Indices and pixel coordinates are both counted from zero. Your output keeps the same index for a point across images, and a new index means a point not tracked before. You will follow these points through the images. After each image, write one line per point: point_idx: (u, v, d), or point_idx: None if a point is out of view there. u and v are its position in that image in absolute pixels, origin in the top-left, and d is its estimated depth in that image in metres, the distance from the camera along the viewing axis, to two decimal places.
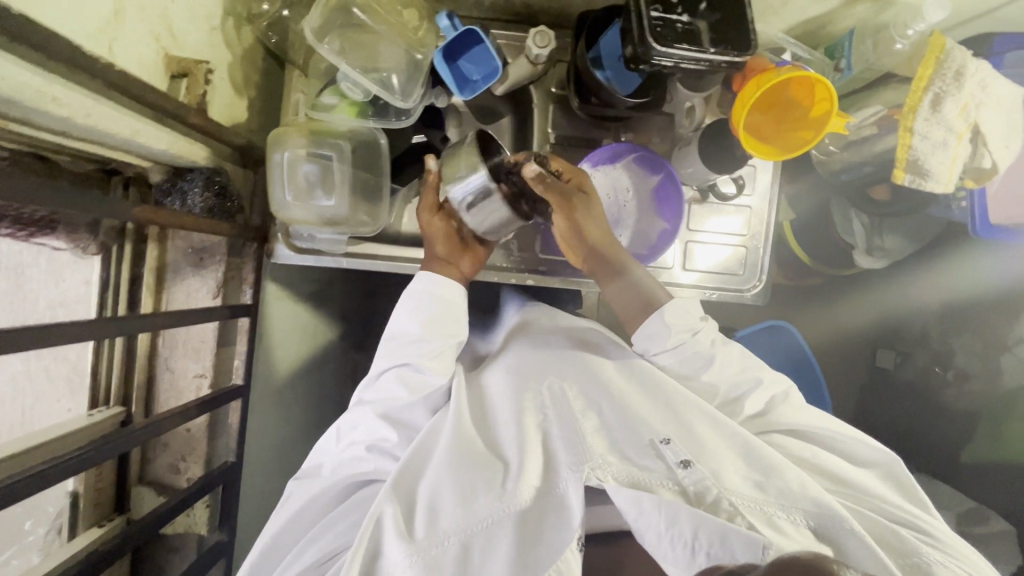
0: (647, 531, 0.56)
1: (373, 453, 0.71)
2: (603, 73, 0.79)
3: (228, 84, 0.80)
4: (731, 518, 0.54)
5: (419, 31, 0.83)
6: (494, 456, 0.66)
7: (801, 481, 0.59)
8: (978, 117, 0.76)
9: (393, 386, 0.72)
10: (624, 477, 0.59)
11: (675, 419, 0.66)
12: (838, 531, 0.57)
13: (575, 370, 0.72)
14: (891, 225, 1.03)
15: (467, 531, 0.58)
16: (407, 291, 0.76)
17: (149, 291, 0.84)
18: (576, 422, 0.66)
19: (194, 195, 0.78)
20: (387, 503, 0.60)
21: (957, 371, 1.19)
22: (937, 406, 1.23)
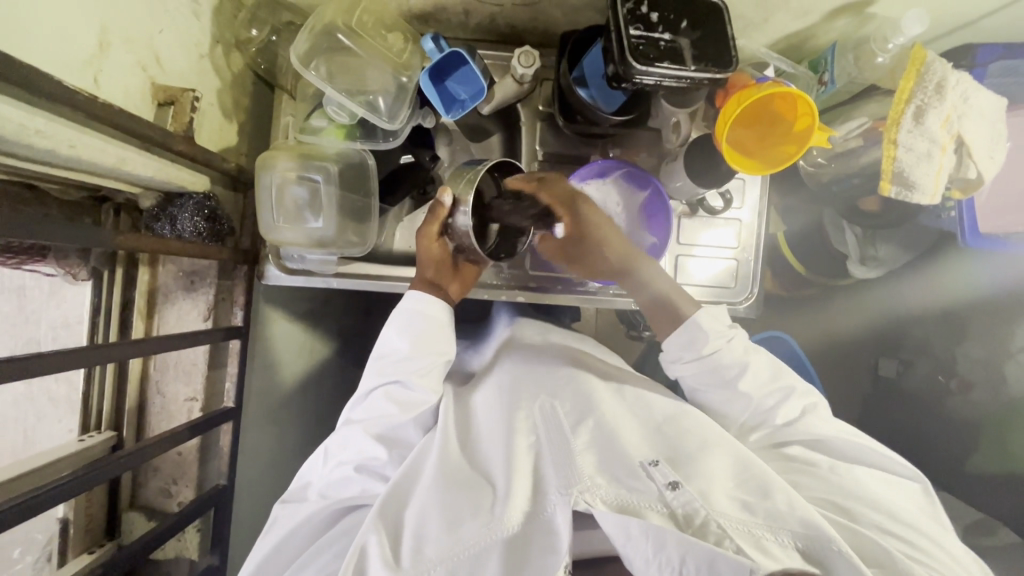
0: (635, 557, 0.54)
1: (361, 473, 0.71)
2: (586, 90, 0.80)
3: (217, 110, 0.81)
4: (719, 541, 0.53)
5: (404, 54, 0.84)
6: (484, 483, 0.65)
7: (789, 501, 0.57)
8: (961, 127, 0.75)
9: (382, 402, 0.74)
10: (613, 500, 0.56)
11: (665, 443, 0.66)
12: (824, 549, 0.53)
13: (566, 393, 0.73)
14: (884, 235, 1.02)
15: (454, 561, 0.56)
16: (397, 309, 0.77)
17: (141, 314, 0.85)
18: (566, 443, 0.65)
19: (184, 220, 0.78)
20: (373, 534, 0.59)
21: (960, 379, 1.17)
22: (940, 416, 1.21)
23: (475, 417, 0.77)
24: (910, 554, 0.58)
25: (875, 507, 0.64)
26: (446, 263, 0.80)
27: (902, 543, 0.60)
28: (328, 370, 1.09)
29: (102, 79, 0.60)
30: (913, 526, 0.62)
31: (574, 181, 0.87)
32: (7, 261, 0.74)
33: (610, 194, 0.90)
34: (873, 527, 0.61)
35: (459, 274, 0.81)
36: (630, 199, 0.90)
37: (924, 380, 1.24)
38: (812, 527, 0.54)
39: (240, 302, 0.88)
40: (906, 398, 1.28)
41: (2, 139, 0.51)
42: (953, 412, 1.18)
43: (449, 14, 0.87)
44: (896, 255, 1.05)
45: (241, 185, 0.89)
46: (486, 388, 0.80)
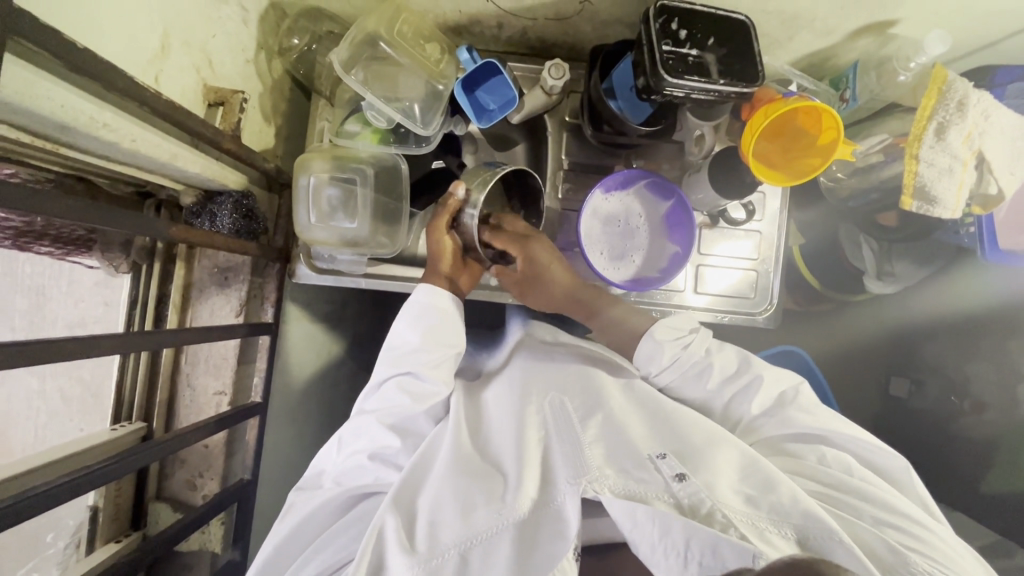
0: (642, 542, 0.55)
1: (375, 462, 0.72)
2: (616, 102, 0.83)
3: (258, 112, 0.84)
4: (725, 529, 0.53)
5: (440, 63, 0.87)
6: (495, 473, 0.66)
7: (792, 494, 0.57)
8: (982, 144, 0.77)
9: (395, 395, 0.74)
10: (621, 488, 0.57)
11: (674, 437, 0.67)
12: (825, 543, 0.53)
13: (577, 390, 0.75)
14: (900, 251, 1.03)
15: (466, 543, 0.57)
16: (408, 301, 0.78)
17: (175, 308, 0.87)
18: (576, 436, 0.66)
19: (224, 217, 0.80)
20: (389, 515, 0.61)
21: (974, 401, 1.17)
22: (954, 436, 1.21)
23: (487, 412, 0.78)
24: (901, 542, 0.58)
25: (870, 501, 0.63)
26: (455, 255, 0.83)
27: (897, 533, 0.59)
28: None
29: (161, 79, 0.63)
30: (907, 514, 0.62)
31: (601, 190, 0.88)
32: (55, 252, 0.78)
33: (634, 203, 0.92)
34: (869, 519, 0.61)
35: (467, 266, 0.84)
36: (653, 209, 0.93)
37: (938, 400, 1.24)
38: (813, 519, 0.54)
39: (272, 299, 0.91)
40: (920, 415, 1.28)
41: (71, 129, 0.54)
42: (967, 433, 1.18)
43: (483, 28, 0.90)
44: (911, 272, 1.04)
45: (276, 186, 0.92)
46: (498, 385, 0.81)
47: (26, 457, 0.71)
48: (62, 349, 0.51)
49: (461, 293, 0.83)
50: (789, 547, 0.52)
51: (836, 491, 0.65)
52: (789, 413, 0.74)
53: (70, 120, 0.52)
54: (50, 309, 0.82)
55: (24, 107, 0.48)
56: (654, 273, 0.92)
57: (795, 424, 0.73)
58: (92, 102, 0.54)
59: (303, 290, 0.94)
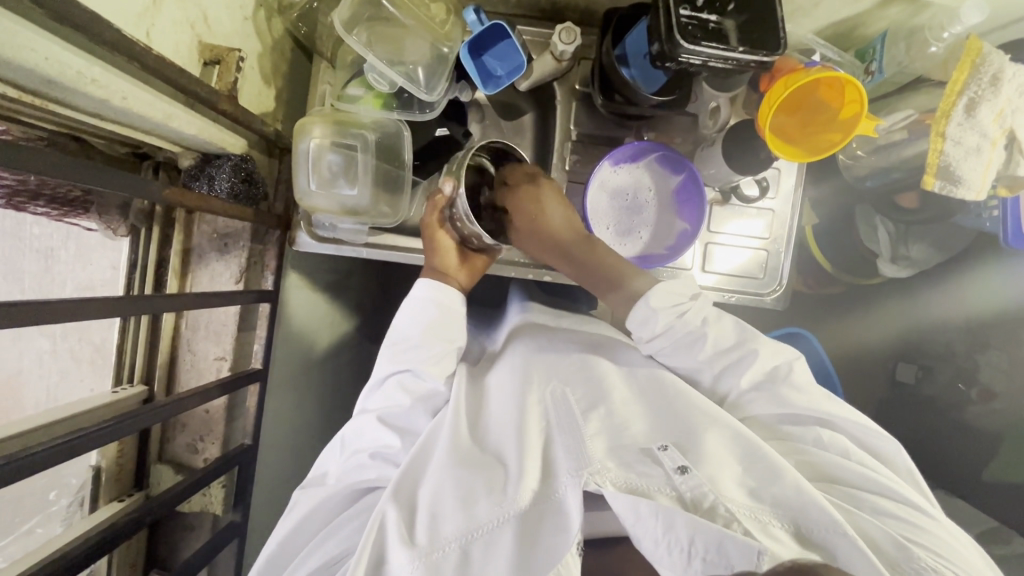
0: (645, 538, 0.56)
1: (376, 460, 0.72)
2: (628, 70, 0.80)
3: (257, 74, 0.82)
4: (727, 524, 0.54)
5: (446, 25, 0.83)
6: (495, 462, 0.66)
7: (796, 485, 0.58)
8: (1014, 123, 0.73)
9: (394, 391, 0.75)
10: (623, 482, 0.58)
11: (676, 427, 0.66)
12: (828, 536, 0.55)
13: (579, 378, 0.73)
14: (917, 233, 1.00)
15: (468, 536, 0.58)
16: (408, 297, 0.79)
17: (175, 273, 0.85)
18: (577, 428, 0.65)
19: (221, 180, 0.79)
20: (390, 507, 0.62)
21: (981, 388, 1.19)
22: (958, 424, 1.22)
23: (488, 396, 0.77)
24: (906, 535, 0.58)
25: (871, 489, 0.63)
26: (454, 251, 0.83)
27: (896, 523, 0.60)
28: (348, 340, 1.11)
29: (154, 34, 0.60)
30: (911, 504, 0.62)
31: (608, 163, 0.86)
32: (51, 214, 0.75)
33: (643, 176, 0.90)
34: (873, 510, 0.61)
35: (468, 260, 0.83)
36: (663, 183, 0.90)
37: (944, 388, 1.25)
38: (817, 514, 0.56)
39: (272, 266, 0.90)
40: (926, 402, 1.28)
41: (59, 85, 0.52)
42: (973, 422, 1.20)
43: None
44: (928, 257, 1.03)
45: (276, 151, 0.90)
46: (500, 370, 0.80)
47: (27, 416, 0.71)
48: (56, 309, 0.50)
49: (462, 288, 0.82)
50: (793, 543, 0.54)
51: (839, 484, 0.65)
52: (788, 392, 0.71)
53: (56, 74, 0.50)
54: (58, 272, 0.79)
55: (6, 59, 0.46)
56: (662, 250, 0.90)
57: (782, 404, 0.70)
58: (77, 55, 0.52)
59: (304, 258, 0.93)
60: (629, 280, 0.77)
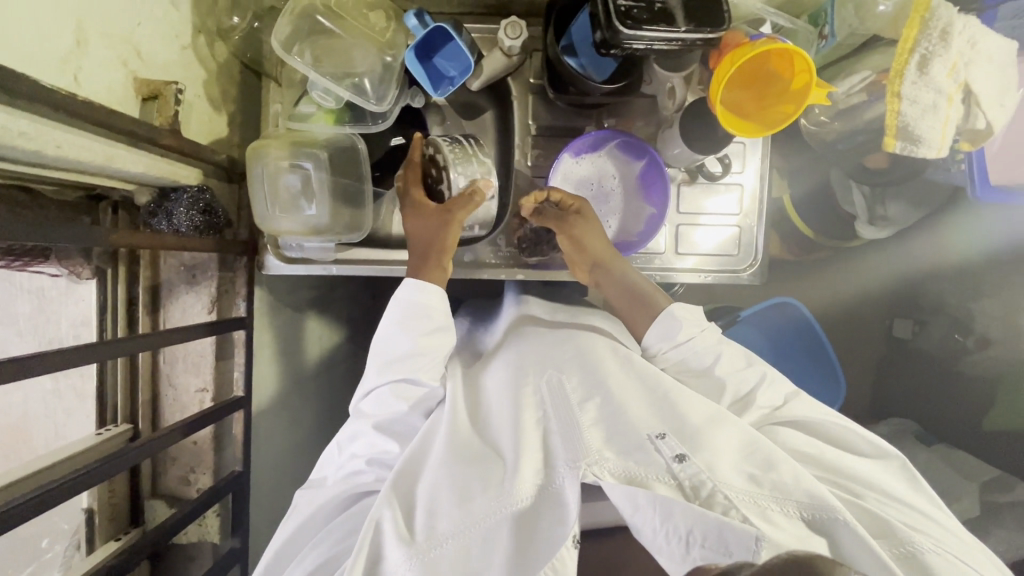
0: (643, 527, 0.57)
1: (373, 466, 0.73)
2: (576, 60, 0.79)
3: (204, 101, 0.81)
4: (726, 511, 0.54)
5: (387, 32, 0.82)
6: (493, 457, 0.67)
7: (795, 473, 0.58)
8: (968, 77, 0.68)
9: (390, 399, 0.74)
10: (621, 471, 0.59)
11: (670, 414, 0.66)
12: (831, 521, 0.56)
13: (574, 366, 0.75)
14: (893, 193, 1.00)
15: (464, 533, 0.59)
16: (395, 299, 0.77)
17: (146, 309, 0.85)
18: (574, 418, 0.66)
19: (180, 215, 0.78)
20: (386, 510, 0.62)
21: (978, 337, 1.17)
22: (957, 374, 1.22)
23: (486, 395, 0.79)
24: (907, 521, 0.61)
25: (868, 486, 0.65)
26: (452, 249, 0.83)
27: (898, 514, 0.62)
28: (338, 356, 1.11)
29: (82, 77, 0.59)
30: (910, 506, 0.63)
31: (570, 155, 0.87)
32: (10, 264, 0.75)
33: (606, 165, 0.90)
34: (878, 505, 0.62)
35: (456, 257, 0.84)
36: (627, 169, 0.90)
37: (945, 338, 1.25)
38: (821, 500, 0.56)
39: (243, 293, 0.88)
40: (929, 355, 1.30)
41: None
42: (967, 370, 1.20)
43: None
44: (907, 215, 1.02)
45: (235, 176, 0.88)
46: (497, 368, 0.81)
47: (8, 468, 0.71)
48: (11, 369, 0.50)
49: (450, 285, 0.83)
50: (795, 526, 0.55)
51: (838, 477, 0.66)
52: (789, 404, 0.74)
53: None
54: (43, 312, 0.82)
55: None
56: (632, 237, 0.91)
57: (779, 416, 0.74)
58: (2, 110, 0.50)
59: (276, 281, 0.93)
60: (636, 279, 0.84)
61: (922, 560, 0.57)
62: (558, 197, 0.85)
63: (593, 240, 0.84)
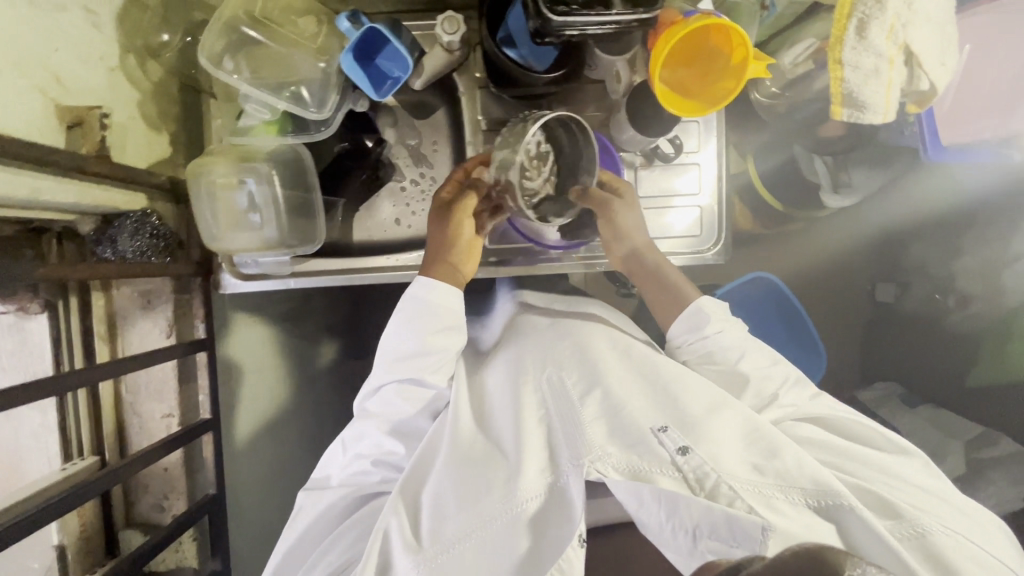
0: (649, 522, 0.58)
1: (379, 466, 0.76)
2: (517, 51, 0.77)
3: (141, 123, 0.80)
4: (731, 502, 0.54)
5: (319, 37, 0.80)
6: (496, 456, 0.68)
7: (799, 460, 0.60)
8: (907, 38, 0.67)
9: (395, 400, 0.76)
10: (624, 466, 0.59)
11: (670, 407, 0.67)
12: (837, 509, 0.57)
13: (573, 361, 0.74)
14: (856, 159, 0.99)
15: (471, 534, 0.61)
16: (405, 297, 0.78)
17: (103, 338, 0.83)
18: (576, 415, 0.66)
19: (125, 241, 0.77)
20: (393, 517, 0.65)
21: (958, 295, 1.21)
22: (943, 333, 1.24)
23: (489, 393, 0.78)
24: (916, 506, 0.62)
25: (873, 468, 0.67)
26: (470, 244, 0.81)
27: (902, 495, 0.63)
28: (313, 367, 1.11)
29: None
30: (915, 487, 0.65)
31: None
32: None
33: None
34: (880, 484, 0.65)
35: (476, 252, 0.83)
36: None
37: (925, 300, 1.27)
38: (823, 484, 0.58)
39: (201, 314, 0.87)
40: (910, 318, 1.31)
41: None
42: (953, 328, 1.23)
43: None
44: (869, 180, 1.01)
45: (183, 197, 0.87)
46: (497, 366, 0.80)
47: None
48: None
49: (465, 282, 0.82)
50: (807, 515, 0.56)
51: (844, 462, 0.68)
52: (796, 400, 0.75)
53: None
54: None
55: None
56: None
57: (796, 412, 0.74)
58: None
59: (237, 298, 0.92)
60: (668, 271, 0.83)
61: (931, 543, 0.58)
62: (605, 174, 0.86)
63: (632, 220, 0.85)
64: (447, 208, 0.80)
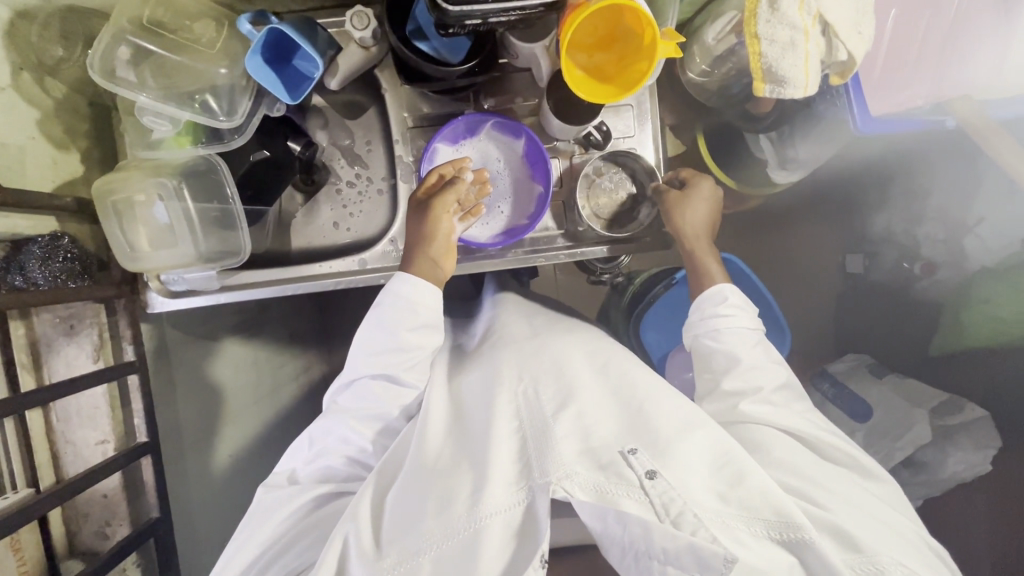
0: (612, 545, 0.58)
1: (349, 463, 0.77)
2: (428, 43, 0.76)
3: (42, 143, 0.77)
4: (695, 531, 0.53)
5: (218, 41, 0.79)
6: (461, 466, 0.66)
7: (763, 488, 0.59)
8: (821, 7, 0.65)
9: (370, 393, 0.77)
10: (591, 487, 0.57)
11: (642, 430, 0.64)
12: (798, 539, 0.57)
13: (550, 377, 0.73)
14: (803, 132, 0.94)
15: (427, 548, 0.59)
16: (383, 291, 0.78)
17: (27, 368, 0.79)
18: (547, 431, 0.64)
19: (34, 266, 0.74)
20: (352, 529, 0.63)
21: (925, 262, 1.19)
22: (910, 300, 1.24)
23: (465, 404, 0.77)
24: (875, 534, 0.61)
25: (836, 494, 0.65)
26: (448, 242, 0.80)
27: (863, 525, 0.61)
28: (265, 380, 1.09)
29: None
30: (882, 519, 0.63)
31: (445, 142, 0.86)
32: None
33: (488, 148, 0.88)
34: (844, 514, 0.62)
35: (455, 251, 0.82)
36: (511, 151, 0.88)
37: (894, 269, 1.26)
38: (786, 515, 0.57)
39: (129, 335, 0.85)
40: (877, 287, 1.30)
41: None
42: (921, 295, 1.22)
43: None
44: (816, 154, 0.98)
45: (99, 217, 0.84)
46: (475, 374, 0.80)
47: None
48: None
49: (443, 279, 0.80)
50: (760, 545, 0.57)
51: (808, 487, 0.65)
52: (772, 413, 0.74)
53: None
54: None
55: None
56: (524, 219, 0.88)
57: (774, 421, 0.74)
58: None
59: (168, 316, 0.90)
60: (705, 259, 0.85)
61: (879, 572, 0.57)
62: (687, 174, 0.88)
63: (679, 215, 0.86)
64: (429, 205, 0.80)
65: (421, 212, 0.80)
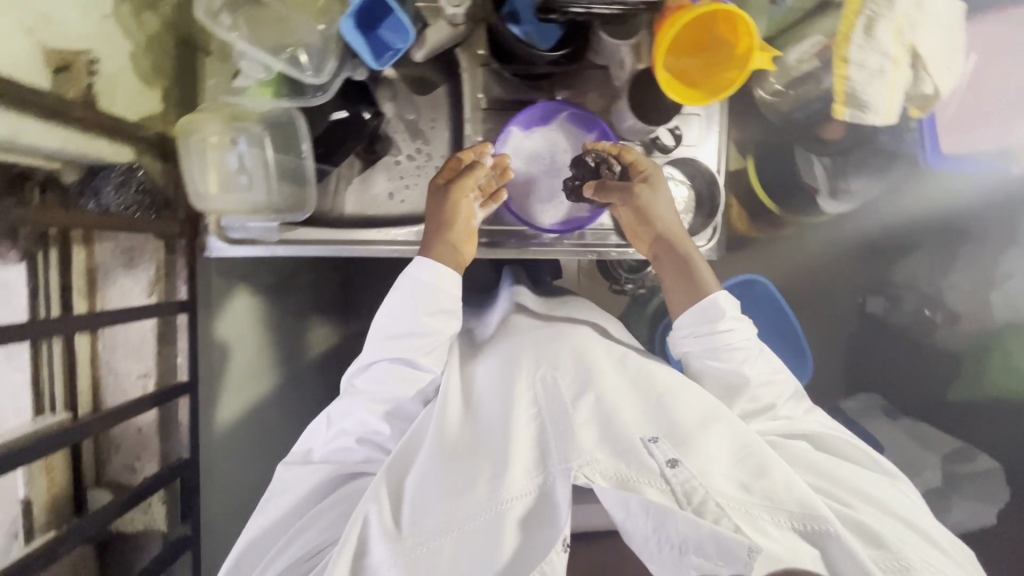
0: (635, 533, 0.58)
1: (363, 444, 0.74)
2: (520, 27, 0.77)
3: (132, 75, 0.78)
4: (717, 519, 0.54)
5: None
6: (482, 449, 0.66)
7: (787, 481, 0.60)
8: (914, 39, 0.67)
9: (387, 376, 0.75)
10: (612, 474, 0.59)
11: (664, 418, 0.65)
12: (824, 539, 0.57)
13: (569, 363, 0.72)
14: (856, 164, 0.97)
15: (451, 528, 0.59)
16: (403, 275, 0.77)
17: (83, 295, 0.79)
18: (567, 419, 0.64)
19: (108, 193, 0.75)
20: (371, 502, 0.62)
21: (946, 312, 1.19)
22: (927, 348, 1.24)
23: (478, 384, 0.76)
24: (899, 533, 0.62)
25: (858, 493, 0.67)
26: (467, 226, 0.80)
27: (886, 525, 0.62)
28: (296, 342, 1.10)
29: None
30: (904, 520, 0.65)
31: (519, 127, 0.85)
32: None
33: (558, 138, 0.88)
34: (868, 513, 0.64)
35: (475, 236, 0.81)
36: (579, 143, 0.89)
37: (912, 315, 1.26)
38: (810, 507, 0.58)
39: (184, 277, 0.87)
40: (893, 329, 1.30)
41: None
42: (941, 342, 1.21)
43: None
44: (866, 188, 1.01)
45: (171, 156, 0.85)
46: (490, 357, 0.78)
47: None
48: None
49: (463, 264, 0.80)
50: (786, 536, 0.56)
51: (832, 487, 0.67)
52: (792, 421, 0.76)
53: None
54: None
55: None
56: (586, 212, 0.88)
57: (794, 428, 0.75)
58: None
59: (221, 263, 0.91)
60: (692, 257, 0.79)
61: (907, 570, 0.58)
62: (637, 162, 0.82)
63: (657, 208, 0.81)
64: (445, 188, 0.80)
65: (439, 195, 0.80)
